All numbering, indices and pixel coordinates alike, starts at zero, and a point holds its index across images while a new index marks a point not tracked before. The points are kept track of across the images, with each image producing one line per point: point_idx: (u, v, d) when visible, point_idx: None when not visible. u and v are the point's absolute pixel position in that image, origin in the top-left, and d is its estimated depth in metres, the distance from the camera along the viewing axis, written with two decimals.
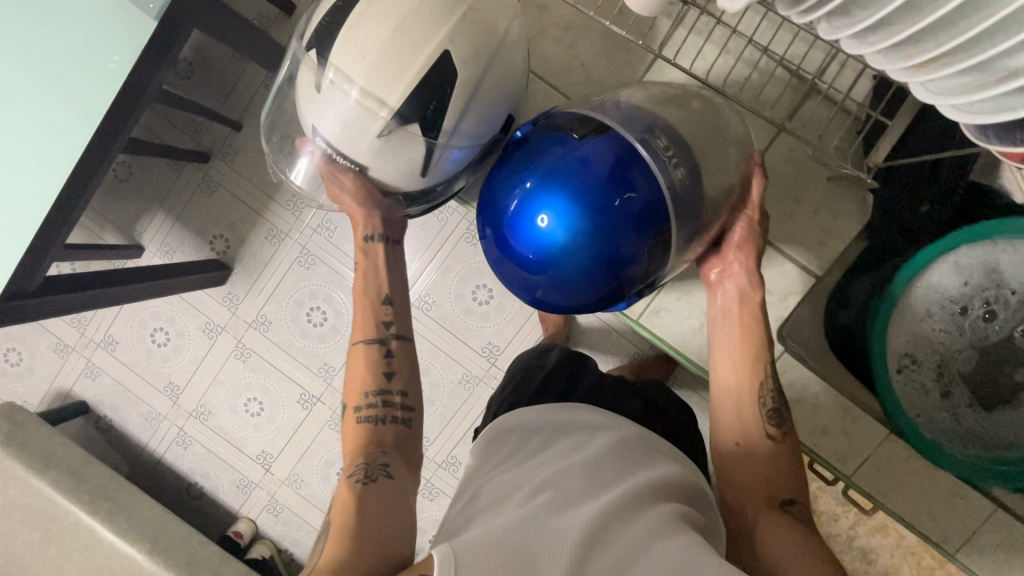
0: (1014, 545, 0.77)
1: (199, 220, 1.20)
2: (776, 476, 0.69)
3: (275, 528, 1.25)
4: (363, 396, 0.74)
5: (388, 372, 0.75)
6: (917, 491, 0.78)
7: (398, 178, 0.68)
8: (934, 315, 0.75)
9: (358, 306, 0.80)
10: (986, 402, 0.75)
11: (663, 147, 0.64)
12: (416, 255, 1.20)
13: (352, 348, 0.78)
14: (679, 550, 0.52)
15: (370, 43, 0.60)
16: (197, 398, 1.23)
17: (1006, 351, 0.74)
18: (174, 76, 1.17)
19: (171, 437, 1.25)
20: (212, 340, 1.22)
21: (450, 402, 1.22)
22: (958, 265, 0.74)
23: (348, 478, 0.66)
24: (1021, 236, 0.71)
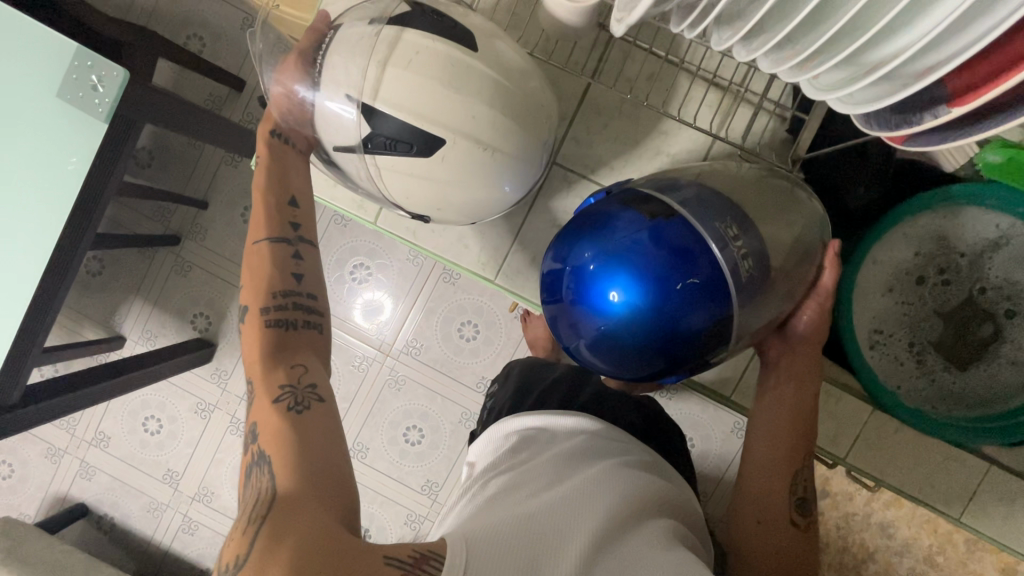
0: (1014, 497, 0.74)
1: (176, 303, 1.20)
2: (794, 554, 0.64)
3: None
4: (271, 296, 0.62)
5: (297, 273, 0.65)
6: (912, 460, 0.75)
7: (330, 140, 0.62)
8: (894, 288, 0.79)
9: (256, 199, 0.67)
10: (959, 362, 0.78)
11: (732, 236, 0.56)
12: (400, 299, 1.18)
13: (250, 247, 0.65)
14: (688, 567, 0.48)
15: (435, 60, 0.57)
16: (199, 479, 1.22)
17: (969, 310, 0.77)
18: (135, 166, 1.18)
19: (176, 525, 1.24)
20: (206, 420, 1.21)
21: (454, 444, 1.19)
22: (907, 237, 0.79)
23: (275, 402, 0.55)
24: (954, 202, 0.77)
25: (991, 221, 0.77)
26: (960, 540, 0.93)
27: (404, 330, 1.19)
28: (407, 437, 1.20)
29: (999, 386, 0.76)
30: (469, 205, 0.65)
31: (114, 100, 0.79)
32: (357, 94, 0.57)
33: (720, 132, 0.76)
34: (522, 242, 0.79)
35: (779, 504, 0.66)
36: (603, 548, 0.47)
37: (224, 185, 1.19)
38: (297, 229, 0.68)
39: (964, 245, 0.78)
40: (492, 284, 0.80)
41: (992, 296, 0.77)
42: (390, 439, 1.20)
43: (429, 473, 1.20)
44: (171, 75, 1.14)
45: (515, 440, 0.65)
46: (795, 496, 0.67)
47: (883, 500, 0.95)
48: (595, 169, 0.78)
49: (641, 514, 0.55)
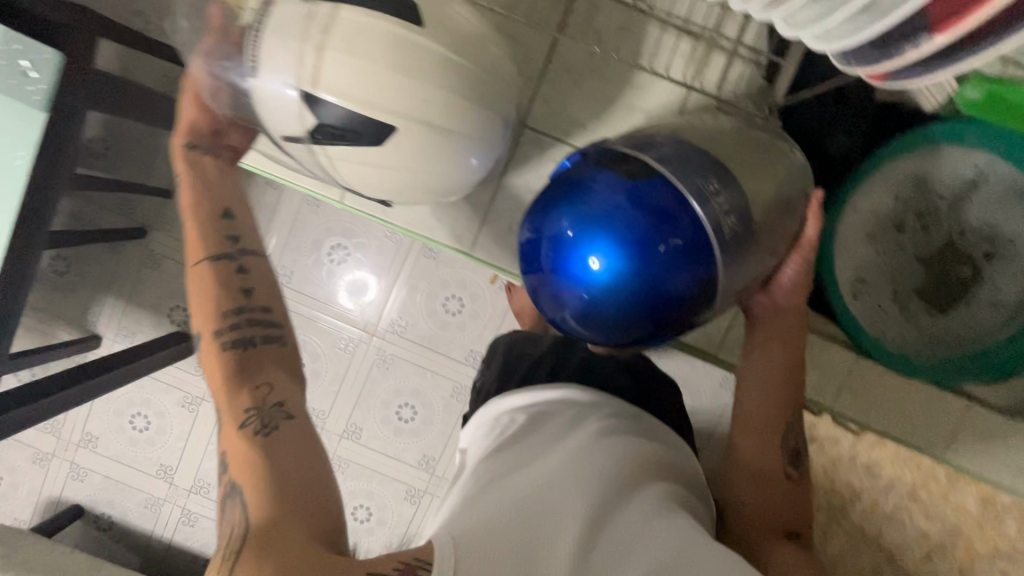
0: (984, 429, 0.84)
1: (151, 298, 1.16)
2: (787, 507, 0.66)
3: None
4: (224, 319, 0.60)
5: (245, 286, 0.62)
6: (893, 402, 0.85)
7: (275, 128, 0.58)
8: (876, 236, 0.80)
9: (190, 221, 0.65)
10: (941, 304, 0.79)
11: (714, 192, 0.55)
12: (380, 278, 1.16)
13: (193, 272, 0.62)
14: (685, 536, 0.49)
15: (377, 41, 0.54)
16: (194, 472, 1.22)
17: (949, 254, 0.77)
18: (90, 157, 1.12)
19: (175, 518, 1.24)
20: (194, 413, 1.20)
21: (447, 418, 1.20)
22: (887, 182, 0.78)
23: (239, 427, 0.53)
24: (936, 145, 0.75)
25: (970, 161, 0.75)
26: (942, 475, 0.97)
27: (388, 309, 1.17)
28: (400, 415, 1.20)
29: (979, 326, 0.78)
30: (432, 184, 0.64)
31: (50, 88, 0.76)
32: (295, 83, 0.54)
33: (695, 83, 0.74)
34: (498, 216, 0.80)
35: (772, 461, 0.68)
36: (599, 525, 0.47)
37: None
38: (237, 243, 0.65)
39: (943, 188, 0.77)
40: (471, 257, 0.79)
41: (972, 239, 0.76)
42: (384, 418, 1.20)
43: (425, 449, 1.21)
44: (116, 56, 1.07)
45: (507, 416, 0.65)
46: (786, 452, 0.69)
47: (868, 442, 0.98)
48: (571, 132, 0.76)
49: (637, 482, 0.55)
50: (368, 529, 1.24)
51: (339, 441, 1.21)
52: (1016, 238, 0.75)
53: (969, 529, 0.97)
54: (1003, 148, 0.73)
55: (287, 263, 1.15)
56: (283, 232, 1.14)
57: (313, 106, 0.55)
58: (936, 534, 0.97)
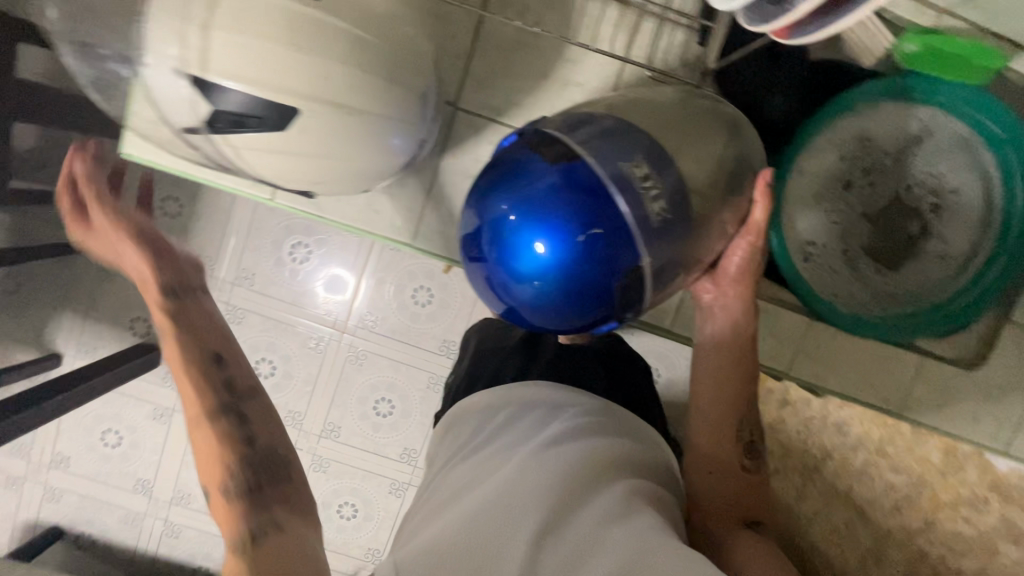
0: (946, 388, 0.81)
1: (109, 311, 1.13)
2: (746, 488, 0.71)
3: None
4: (224, 470, 0.63)
5: (240, 417, 0.67)
6: (851, 365, 0.81)
7: (173, 119, 0.56)
8: (824, 197, 0.78)
9: (184, 369, 0.70)
10: (891, 263, 0.78)
11: (642, 175, 0.53)
12: (345, 272, 1.13)
13: (199, 436, 0.65)
14: (642, 535, 0.52)
15: (267, 17, 0.51)
16: (174, 484, 1.20)
17: (896, 210, 0.78)
18: (28, 170, 1.07)
19: (158, 531, 1.23)
20: (166, 425, 1.17)
21: (426, 409, 1.19)
22: (831, 141, 0.77)
23: (234, 551, 0.57)
24: (875, 100, 0.75)
25: (914, 115, 0.76)
26: (907, 427, 0.99)
27: (356, 305, 1.15)
28: (378, 410, 1.19)
29: (928, 281, 0.79)
30: (352, 169, 0.62)
31: None
32: (185, 69, 0.51)
33: (630, 52, 0.74)
34: (436, 200, 0.76)
35: (728, 453, 0.71)
36: (557, 525, 0.51)
37: None
38: (230, 388, 0.69)
39: (889, 143, 0.77)
40: (411, 248, 0.77)
41: (918, 192, 0.78)
42: (361, 415, 1.19)
43: (406, 441, 1.20)
44: None
45: (481, 421, 0.69)
46: (742, 443, 0.72)
47: (837, 401, 0.99)
48: (514, 112, 0.74)
49: (602, 474, 0.59)
50: (355, 526, 1.24)
51: (318, 441, 1.20)
52: (957, 189, 0.78)
53: (932, 479, 1.00)
54: (941, 101, 0.76)
55: (247, 265, 1.12)
56: (240, 235, 1.11)
57: (214, 95, 0.52)
58: (904, 486, 1.00)
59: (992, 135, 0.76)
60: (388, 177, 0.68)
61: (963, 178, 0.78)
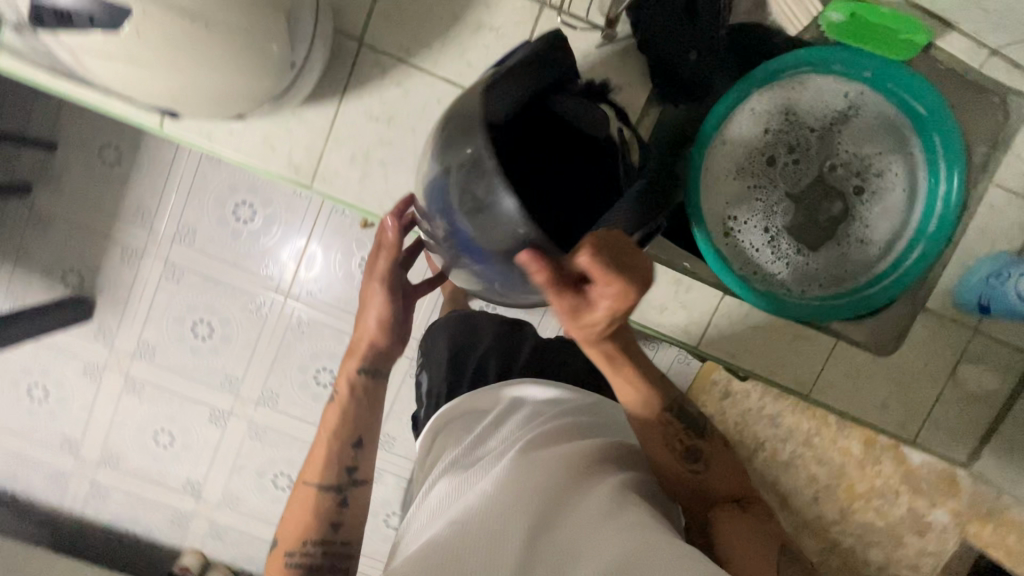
0: (859, 372, 0.81)
1: (40, 260, 1.08)
2: (718, 483, 0.62)
3: (226, 552, 1.24)
4: (302, 542, 0.65)
5: (336, 523, 0.67)
6: (765, 345, 0.78)
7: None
8: (748, 171, 0.77)
9: (325, 441, 0.72)
10: (810, 243, 0.78)
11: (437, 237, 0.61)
12: (293, 235, 1.10)
13: (302, 490, 0.69)
14: (641, 531, 0.47)
15: None
16: (102, 444, 1.17)
17: (818, 189, 0.78)
18: None
19: (85, 492, 1.19)
20: (97, 382, 1.13)
21: None
22: (756, 114, 0.76)
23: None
24: (800, 72, 0.75)
25: (840, 93, 0.77)
26: (834, 420, 0.98)
27: (303, 270, 1.11)
28: (319, 380, 1.16)
29: (847, 263, 0.79)
30: (216, 88, 0.56)
31: None
32: None
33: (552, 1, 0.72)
34: (336, 141, 0.74)
35: (674, 469, 0.62)
36: (547, 528, 0.46)
37: (71, 121, 1.03)
38: (351, 476, 0.71)
39: (815, 120, 0.78)
40: (309, 190, 0.75)
41: (843, 172, 0.79)
42: (301, 383, 1.16)
43: None
44: None
45: (445, 430, 0.66)
46: (681, 451, 0.62)
47: (770, 391, 0.99)
48: (442, 65, 0.73)
49: (588, 470, 0.55)
50: None
51: (254, 408, 1.16)
52: (882, 171, 0.78)
53: (850, 470, 0.99)
54: (868, 77, 0.76)
55: (189, 221, 1.08)
56: (181, 190, 1.06)
57: None
58: (824, 478, 1.00)
59: (916, 115, 0.76)
60: (262, 108, 0.65)
61: (887, 162, 0.78)
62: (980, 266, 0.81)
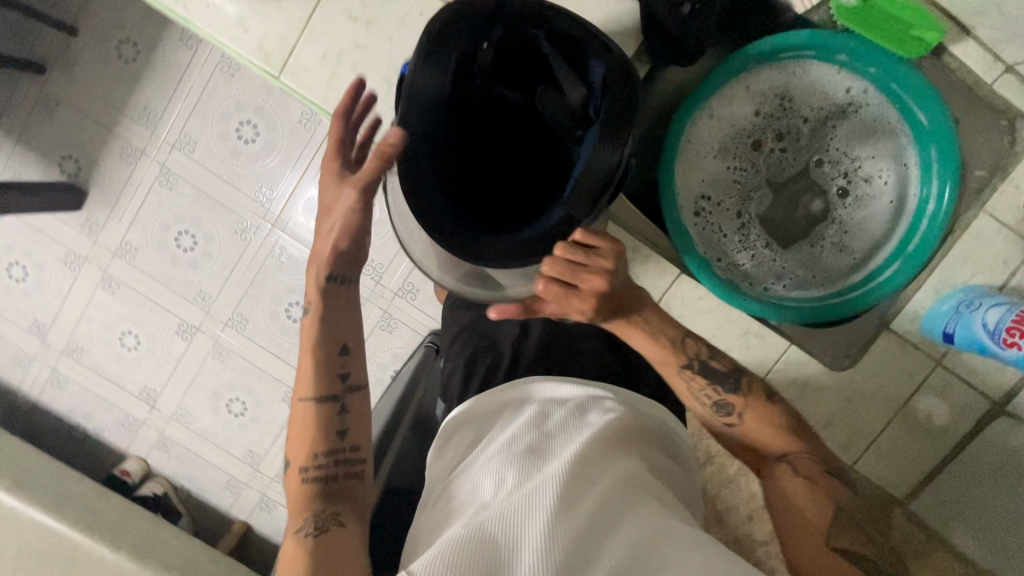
0: (810, 384, 0.75)
1: (43, 141, 1.10)
2: (762, 439, 0.66)
3: (168, 465, 1.26)
4: (312, 455, 0.61)
5: (342, 430, 0.61)
6: (712, 331, 0.74)
7: None
8: (728, 152, 0.75)
9: (308, 350, 0.63)
10: (782, 238, 0.76)
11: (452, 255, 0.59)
12: (289, 164, 1.09)
13: (298, 405, 0.62)
14: (654, 532, 0.48)
15: None
16: (69, 333, 1.18)
17: (800, 183, 0.76)
18: None
19: (45, 378, 1.20)
20: (76, 272, 1.14)
21: None
22: (750, 93, 0.73)
23: (296, 535, 0.56)
24: (802, 56, 0.71)
25: (843, 85, 0.72)
26: None
27: (296, 201, 1.11)
28: (289, 313, 1.16)
29: (819, 268, 0.75)
30: None
31: None
32: None
33: None
34: (311, 35, 0.71)
35: (709, 420, 0.68)
36: (564, 526, 0.44)
37: (96, 9, 1.04)
38: (345, 382, 0.63)
39: (810, 110, 0.74)
40: (277, 83, 0.72)
41: (829, 171, 0.75)
42: (271, 313, 1.16)
43: None
44: None
45: (465, 432, 0.59)
46: (711, 404, 0.67)
47: None
48: None
49: (595, 461, 0.53)
50: (241, 425, 1.22)
51: (222, 327, 1.17)
52: (871, 177, 0.74)
53: None
54: (874, 74, 0.70)
55: (191, 130, 1.07)
56: (189, 97, 1.06)
57: None
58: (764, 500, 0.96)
59: (916, 124, 0.70)
60: None
61: (879, 167, 0.73)
62: (948, 295, 0.75)
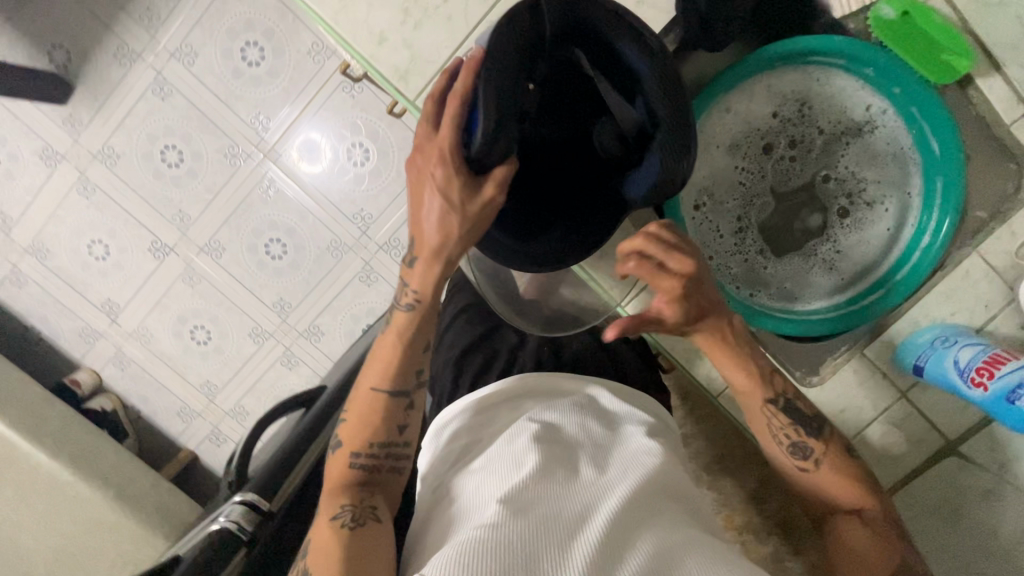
0: None
1: (34, 25, 1.03)
2: (833, 489, 0.62)
3: (121, 382, 1.23)
4: (367, 444, 0.58)
5: (403, 425, 0.59)
6: None
7: None
8: (737, 149, 0.65)
9: (390, 337, 0.59)
10: (777, 248, 0.67)
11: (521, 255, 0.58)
12: (291, 95, 1.05)
13: (367, 394, 0.59)
14: (684, 534, 0.46)
15: None
16: (35, 231, 1.13)
17: (805, 196, 0.66)
18: None
19: (3, 273, 1.16)
20: (51, 169, 1.09)
21: (315, 269, 1.15)
22: (770, 90, 0.63)
23: (331, 520, 0.53)
24: (832, 58, 0.61)
25: (862, 100, 0.63)
26: (740, 455, 0.97)
27: (292, 136, 1.07)
28: (268, 249, 1.13)
29: (803, 287, 0.68)
30: None
31: None
32: None
33: None
34: None
35: (783, 465, 0.64)
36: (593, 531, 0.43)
37: None
38: (419, 378, 0.60)
39: (827, 121, 0.64)
40: None
41: (833, 188, 0.66)
42: (250, 247, 1.13)
43: (283, 291, 1.16)
44: None
45: (468, 418, 0.57)
46: (788, 446, 0.63)
47: (690, 407, 0.98)
48: None
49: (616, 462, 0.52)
50: (203, 353, 1.20)
51: (196, 253, 1.13)
52: (874, 202, 0.65)
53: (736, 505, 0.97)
54: (896, 94, 0.61)
55: (193, 42, 1.02)
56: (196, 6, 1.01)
57: None
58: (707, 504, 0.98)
59: (927, 153, 0.62)
60: None
61: (884, 192, 0.65)
62: (927, 330, 0.65)
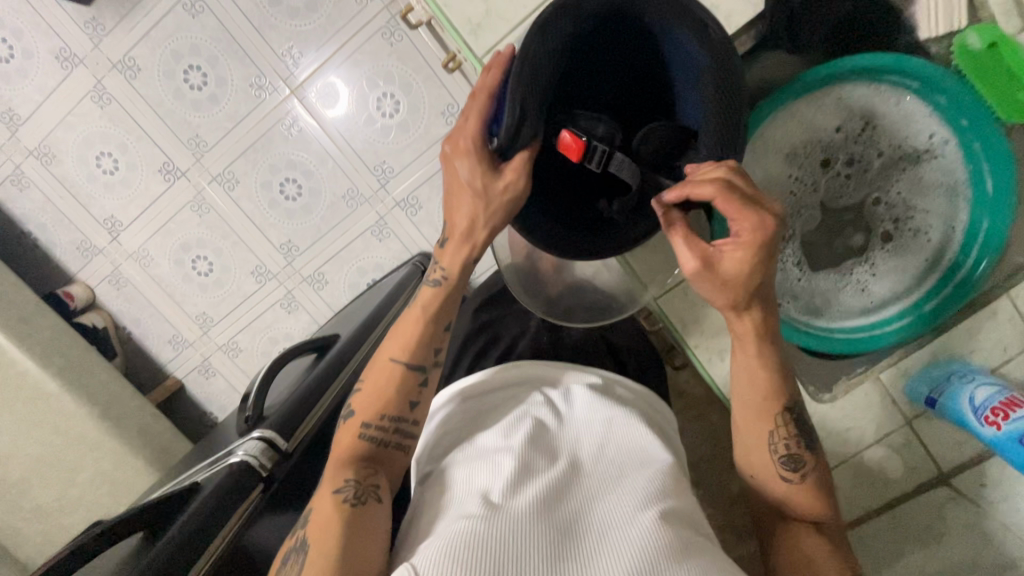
0: None
1: None
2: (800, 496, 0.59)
3: (114, 302, 1.20)
4: (378, 416, 0.59)
5: (414, 402, 0.60)
6: None
7: None
8: (794, 158, 0.65)
9: (414, 316, 0.61)
10: (815, 262, 0.67)
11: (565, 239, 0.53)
12: (327, 32, 1.01)
13: (385, 364, 0.61)
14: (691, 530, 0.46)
15: None
16: (43, 134, 1.09)
17: (853, 215, 0.66)
18: None
19: (4, 172, 1.11)
20: (66, 72, 1.04)
21: (329, 217, 1.13)
22: (840, 103, 0.62)
23: (334, 493, 0.54)
24: (905, 83, 0.60)
25: (926, 127, 0.62)
26: (728, 458, 0.99)
27: (321, 76, 1.04)
28: (283, 190, 1.11)
29: (834, 304, 0.69)
30: None
31: None
32: None
33: None
34: None
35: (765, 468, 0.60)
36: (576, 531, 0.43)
37: None
38: (437, 357, 0.62)
39: (888, 144, 0.63)
40: None
41: (881, 212, 0.65)
42: (264, 183, 1.10)
43: (292, 234, 1.14)
44: None
45: (456, 409, 0.60)
46: (779, 454, 0.59)
47: (684, 404, 1.00)
48: None
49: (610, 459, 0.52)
50: (202, 284, 1.18)
51: (208, 181, 1.10)
52: (919, 231, 0.65)
53: (715, 502, 1.00)
54: (964, 126, 0.61)
55: None
56: None
57: None
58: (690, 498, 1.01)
59: (979, 192, 0.62)
60: None
61: (930, 222, 0.65)
62: (945, 363, 0.67)
